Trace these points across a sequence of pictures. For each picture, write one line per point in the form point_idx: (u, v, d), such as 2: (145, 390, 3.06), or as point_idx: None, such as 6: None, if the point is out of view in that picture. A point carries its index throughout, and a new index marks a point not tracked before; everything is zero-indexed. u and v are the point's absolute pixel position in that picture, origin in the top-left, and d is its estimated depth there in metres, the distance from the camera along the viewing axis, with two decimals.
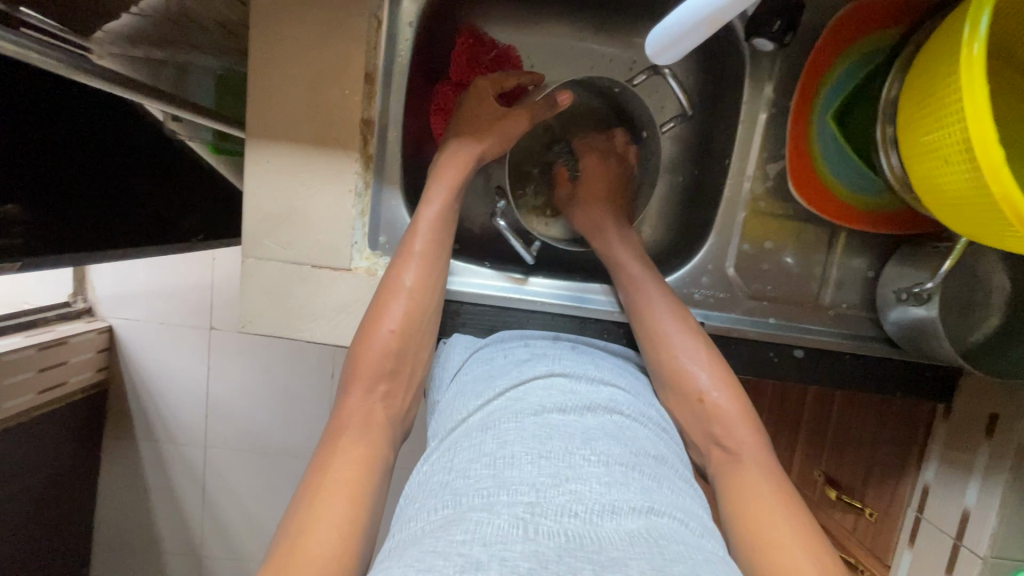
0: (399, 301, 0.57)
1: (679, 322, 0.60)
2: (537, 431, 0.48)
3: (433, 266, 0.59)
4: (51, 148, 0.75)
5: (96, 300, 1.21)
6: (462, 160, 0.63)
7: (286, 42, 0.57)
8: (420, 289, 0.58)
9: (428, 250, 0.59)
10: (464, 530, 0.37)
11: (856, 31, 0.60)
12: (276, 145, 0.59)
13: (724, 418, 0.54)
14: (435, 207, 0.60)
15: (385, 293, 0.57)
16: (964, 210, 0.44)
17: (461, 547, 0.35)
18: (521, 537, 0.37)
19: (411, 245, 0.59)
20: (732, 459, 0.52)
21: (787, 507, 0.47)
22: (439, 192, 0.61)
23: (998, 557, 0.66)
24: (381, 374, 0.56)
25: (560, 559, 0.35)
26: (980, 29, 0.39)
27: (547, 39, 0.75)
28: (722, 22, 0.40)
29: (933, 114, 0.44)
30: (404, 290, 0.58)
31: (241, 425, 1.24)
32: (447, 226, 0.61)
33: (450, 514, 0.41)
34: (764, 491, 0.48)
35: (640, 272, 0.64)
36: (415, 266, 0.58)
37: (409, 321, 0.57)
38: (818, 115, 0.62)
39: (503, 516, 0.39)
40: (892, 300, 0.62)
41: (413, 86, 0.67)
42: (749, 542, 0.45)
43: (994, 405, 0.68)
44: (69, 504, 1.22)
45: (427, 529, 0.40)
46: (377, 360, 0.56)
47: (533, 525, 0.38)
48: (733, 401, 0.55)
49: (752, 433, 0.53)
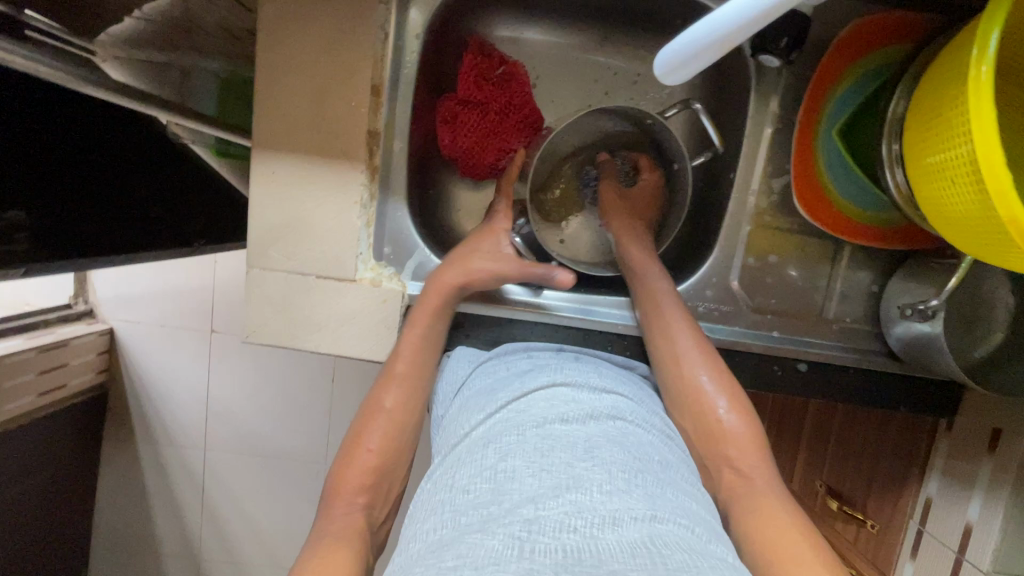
0: (377, 422, 0.58)
1: (694, 345, 0.59)
2: (538, 443, 0.48)
3: (414, 391, 0.60)
4: (56, 154, 0.76)
5: (97, 302, 1.21)
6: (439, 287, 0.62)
7: (293, 54, 0.57)
8: (399, 413, 0.59)
9: (408, 374, 0.60)
10: (457, 555, 0.37)
11: (863, 46, 0.60)
12: (282, 157, 0.59)
13: (735, 440, 0.55)
14: (416, 331, 0.61)
15: (366, 415, 0.59)
16: (968, 227, 0.44)
17: (452, 574, 0.35)
18: (517, 556, 0.36)
19: (392, 369, 0.60)
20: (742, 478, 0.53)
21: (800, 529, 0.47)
22: (421, 315, 0.62)
23: (1001, 572, 0.66)
24: (364, 487, 0.54)
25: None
26: (988, 50, 0.39)
27: (552, 50, 0.76)
28: (734, 44, 0.40)
29: (938, 132, 0.44)
30: (382, 412, 0.58)
31: (242, 429, 1.24)
32: (429, 349, 0.62)
33: (447, 536, 0.41)
34: (778, 513, 0.48)
35: (664, 288, 0.63)
36: (395, 389, 0.60)
37: (389, 440, 0.57)
38: (824, 130, 0.61)
39: (499, 536, 0.39)
40: (896, 315, 0.62)
41: (419, 97, 0.67)
42: (757, 561, 0.45)
43: (997, 420, 0.68)
44: (67, 507, 1.22)
45: (422, 555, 0.40)
46: (359, 476, 0.55)
47: (530, 543, 0.38)
48: (745, 424, 0.56)
49: (761, 460, 0.54)
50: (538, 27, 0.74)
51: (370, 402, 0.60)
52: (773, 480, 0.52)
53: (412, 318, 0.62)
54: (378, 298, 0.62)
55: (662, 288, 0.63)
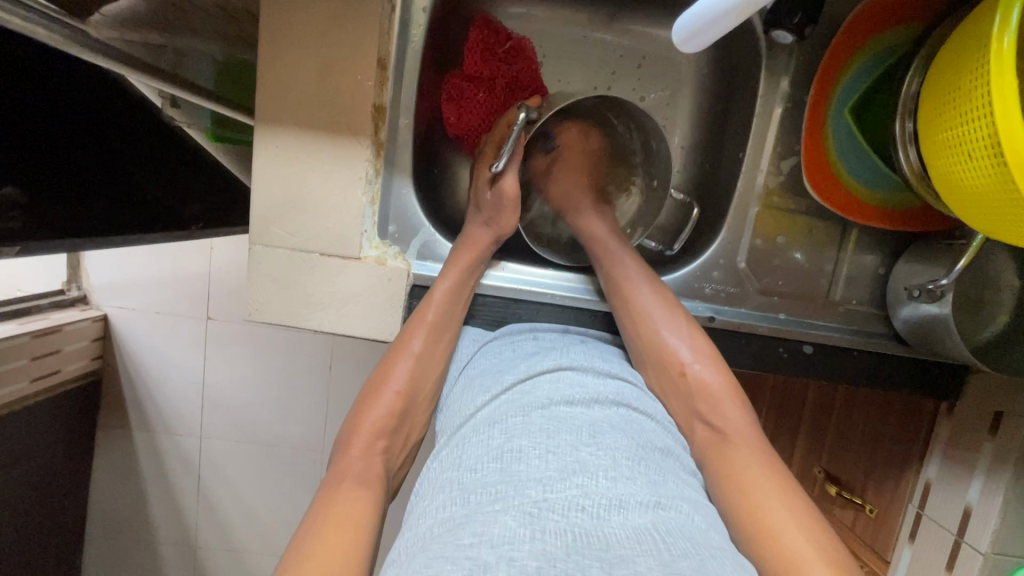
0: (406, 363, 0.58)
1: (664, 306, 0.60)
2: (544, 425, 0.48)
3: (442, 337, 0.61)
4: (49, 129, 0.73)
5: (91, 288, 1.19)
6: (476, 242, 0.64)
7: (296, 24, 0.56)
8: (430, 356, 0.59)
9: (439, 320, 0.60)
10: (472, 532, 0.37)
11: (875, 26, 0.59)
12: (287, 133, 0.58)
13: (706, 391, 0.55)
14: (449, 281, 0.62)
15: (393, 355, 0.59)
16: (984, 204, 0.44)
17: (468, 551, 0.35)
18: (529, 537, 0.36)
19: (423, 313, 0.60)
20: (720, 439, 0.52)
21: (782, 497, 0.46)
22: (454, 268, 0.62)
23: (999, 554, 0.67)
24: (382, 430, 0.55)
25: (569, 556, 0.35)
26: (1010, 21, 0.39)
27: (559, 28, 0.75)
28: (755, 10, 0.39)
29: (958, 108, 0.44)
30: (413, 354, 0.59)
31: (238, 415, 1.22)
32: (459, 300, 0.62)
33: (457, 514, 0.40)
34: (754, 473, 0.48)
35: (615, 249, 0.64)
36: (427, 334, 0.60)
37: (413, 383, 0.58)
38: (835, 110, 0.61)
39: (510, 516, 0.38)
40: (904, 297, 0.62)
41: (425, 73, 0.66)
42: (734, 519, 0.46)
43: (998, 404, 0.69)
44: (62, 494, 1.20)
45: (435, 533, 0.39)
46: (381, 419, 0.55)
47: (540, 523, 0.37)
48: (716, 373, 0.56)
49: (739, 411, 0.53)
50: (546, 6, 0.74)
51: (397, 343, 0.59)
52: (748, 433, 0.52)
53: (444, 270, 0.62)
54: (383, 276, 0.61)
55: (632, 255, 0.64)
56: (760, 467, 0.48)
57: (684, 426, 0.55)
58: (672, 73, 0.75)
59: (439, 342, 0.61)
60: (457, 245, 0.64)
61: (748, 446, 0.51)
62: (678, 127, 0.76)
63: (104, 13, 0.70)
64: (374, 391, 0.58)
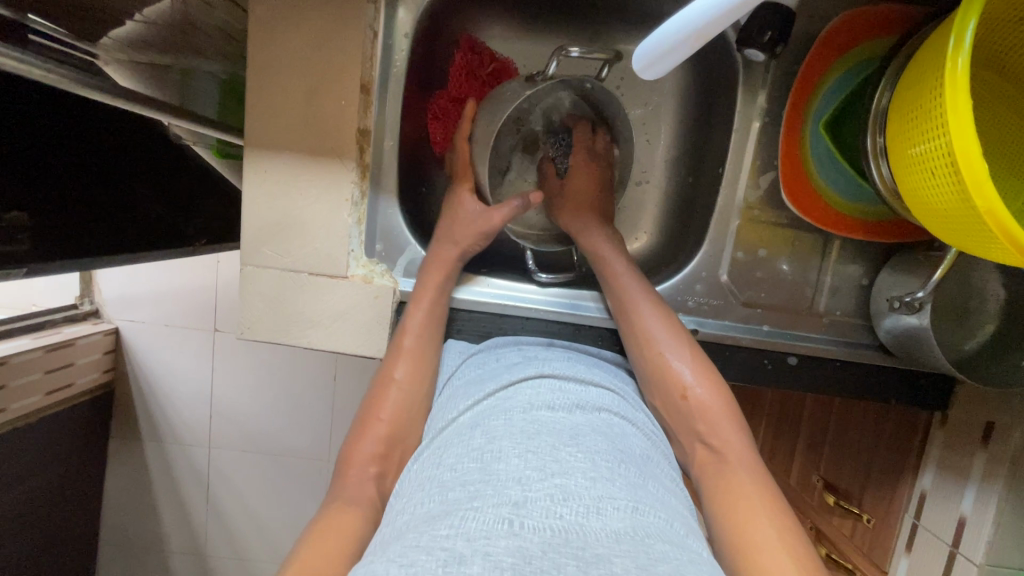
0: (391, 393, 0.59)
1: (665, 321, 0.60)
2: (524, 427, 0.49)
3: (424, 362, 0.61)
4: (53, 152, 0.76)
5: (103, 303, 1.22)
6: (443, 262, 0.64)
7: (281, 53, 0.58)
8: (412, 382, 0.60)
9: (416, 346, 0.61)
10: (450, 525, 0.38)
11: (849, 40, 0.60)
12: (274, 156, 0.60)
13: (705, 412, 0.55)
14: (422, 309, 0.63)
15: (378, 389, 0.59)
16: (950, 220, 0.44)
17: (445, 543, 0.36)
18: (507, 533, 0.37)
19: (400, 341, 0.61)
20: (719, 461, 0.53)
21: (774, 519, 0.46)
22: (427, 294, 0.63)
23: (995, 565, 0.67)
24: (375, 455, 0.55)
25: (546, 555, 0.35)
26: (962, 42, 0.40)
27: (542, 46, 0.76)
28: (708, 38, 0.41)
29: (920, 125, 0.44)
30: (394, 382, 0.59)
31: (244, 425, 1.25)
32: (435, 324, 0.63)
33: (436, 510, 0.41)
34: (749, 497, 0.49)
35: (623, 268, 0.65)
36: (406, 362, 0.61)
37: (400, 410, 0.58)
38: (810, 124, 0.62)
39: (489, 513, 0.39)
40: (886, 308, 0.62)
41: (409, 94, 0.68)
42: (726, 544, 0.47)
43: (989, 414, 0.68)
44: (76, 504, 1.23)
45: (413, 525, 0.40)
46: (368, 426, 0.57)
47: (520, 521, 0.38)
48: (716, 396, 0.56)
49: (739, 435, 0.54)
50: (529, 26, 0.75)
51: (380, 375, 0.60)
52: (749, 455, 0.53)
53: (417, 296, 0.63)
54: (370, 294, 0.63)
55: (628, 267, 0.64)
56: (754, 483, 0.50)
57: (685, 444, 0.56)
58: (653, 87, 0.76)
59: (421, 367, 0.61)
60: (424, 265, 0.65)
61: (742, 472, 0.51)
62: (662, 140, 0.78)
63: (111, 37, 0.73)
64: (362, 425, 0.58)
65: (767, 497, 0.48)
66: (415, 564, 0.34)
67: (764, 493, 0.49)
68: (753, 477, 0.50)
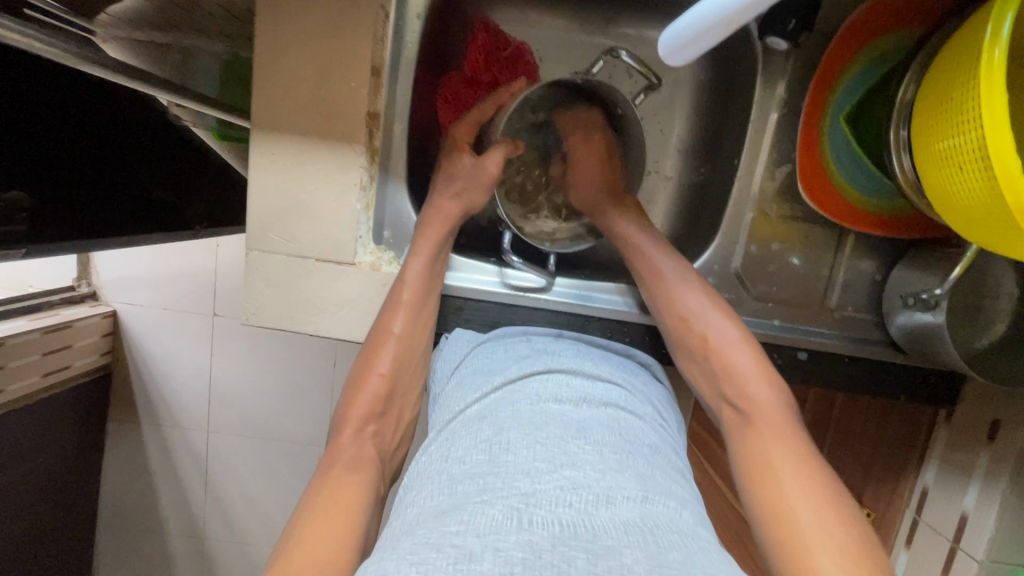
0: (388, 347, 0.59)
1: (687, 279, 0.60)
2: (532, 419, 0.48)
3: (421, 315, 0.61)
4: (52, 129, 0.74)
5: (101, 284, 1.21)
6: (444, 217, 0.63)
7: (291, 31, 0.56)
8: (410, 336, 0.60)
9: (415, 300, 0.60)
10: (459, 520, 0.37)
11: (874, 31, 0.59)
12: (282, 138, 0.58)
13: (731, 370, 0.55)
14: (422, 258, 0.61)
15: (376, 339, 0.59)
16: (975, 216, 0.43)
17: (454, 538, 0.35)
18: (516, 528, 0.36)
19: (399, 295, 0.60)
20: (744, 419, 0.53)
21: (801, 481, 0.45)
22: (427, 246, 0.61)
23: (997, 561, 0.67)
24: (372, 416, 0.57)
25: (556, 548, 0.34)
26: (1002, 32, 0.39)
27: (556, 32, 0.75)
28: (739, 23, 0.39)
29: (951, 119, 0.43)
30: (393, 336, 0.59)
31: (244, 409, 1.24)
32: (433, 275, 0.62)
33: (445, 504, 0.40)
34: (774, 457, 0.48)
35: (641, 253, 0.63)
36: (404, 315, 0.60)
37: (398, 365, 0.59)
38: (830, 117, 0.61)
39: (498, 507, 0.38)
40: (898, 305, 0.62)
41: (420, 78, 0.66)
42: (755, 507, 0.46)
43: (996, 412, 0.68)
44: (73, 484, 1.23)
45: (422, 521, 0.39)
46: (374, 413, 0.57)
47: (529, 515, 0.37)
48: (744, 355, 0.56)
49: (769, 389, 0.53)
50: (543, 10, 0.74)
51: (378, 328, 0.60)
52: (781, 411, 0.52)
53: (417, 247, 0.61)
54: (378, 282, 0.62)
55: (648, 248, 0.63)
56: (785, 453, 0.48)
57: (713, 407, 0.57)
58: (666, 77, 0.75)
59: (420, 322, 0.61)
60: (424, 218, 0.63)
61: (770, 427, 0.50)
62: (674, 131, 0.76)
63: (109, 13, 0.72)
64: (361, 377, 0.59)
65: (795, 458, 0.47)
66: (425, 562, 0.33)
67: (791, 454, 0.48)
68: (781, 437, 0.49)
